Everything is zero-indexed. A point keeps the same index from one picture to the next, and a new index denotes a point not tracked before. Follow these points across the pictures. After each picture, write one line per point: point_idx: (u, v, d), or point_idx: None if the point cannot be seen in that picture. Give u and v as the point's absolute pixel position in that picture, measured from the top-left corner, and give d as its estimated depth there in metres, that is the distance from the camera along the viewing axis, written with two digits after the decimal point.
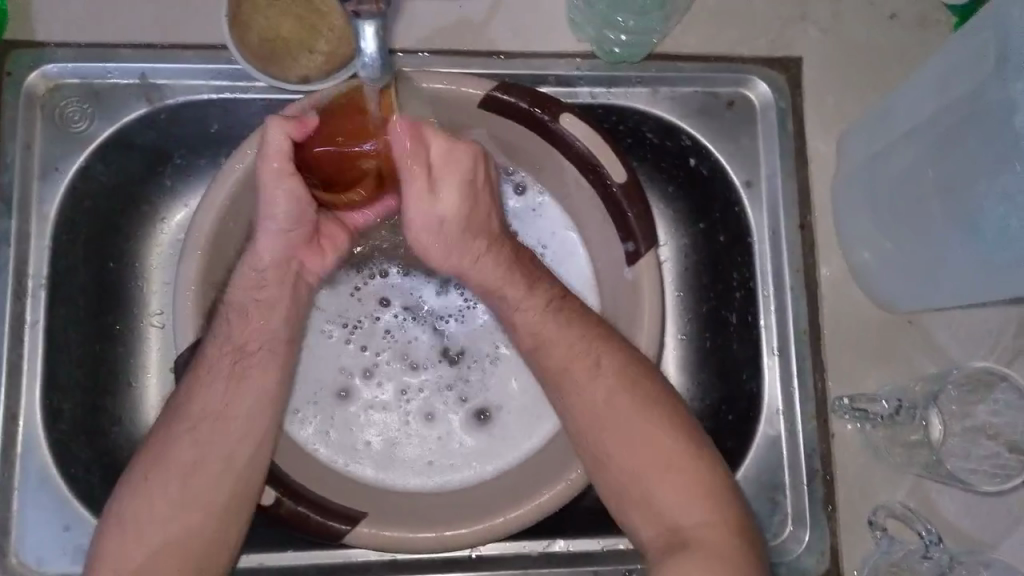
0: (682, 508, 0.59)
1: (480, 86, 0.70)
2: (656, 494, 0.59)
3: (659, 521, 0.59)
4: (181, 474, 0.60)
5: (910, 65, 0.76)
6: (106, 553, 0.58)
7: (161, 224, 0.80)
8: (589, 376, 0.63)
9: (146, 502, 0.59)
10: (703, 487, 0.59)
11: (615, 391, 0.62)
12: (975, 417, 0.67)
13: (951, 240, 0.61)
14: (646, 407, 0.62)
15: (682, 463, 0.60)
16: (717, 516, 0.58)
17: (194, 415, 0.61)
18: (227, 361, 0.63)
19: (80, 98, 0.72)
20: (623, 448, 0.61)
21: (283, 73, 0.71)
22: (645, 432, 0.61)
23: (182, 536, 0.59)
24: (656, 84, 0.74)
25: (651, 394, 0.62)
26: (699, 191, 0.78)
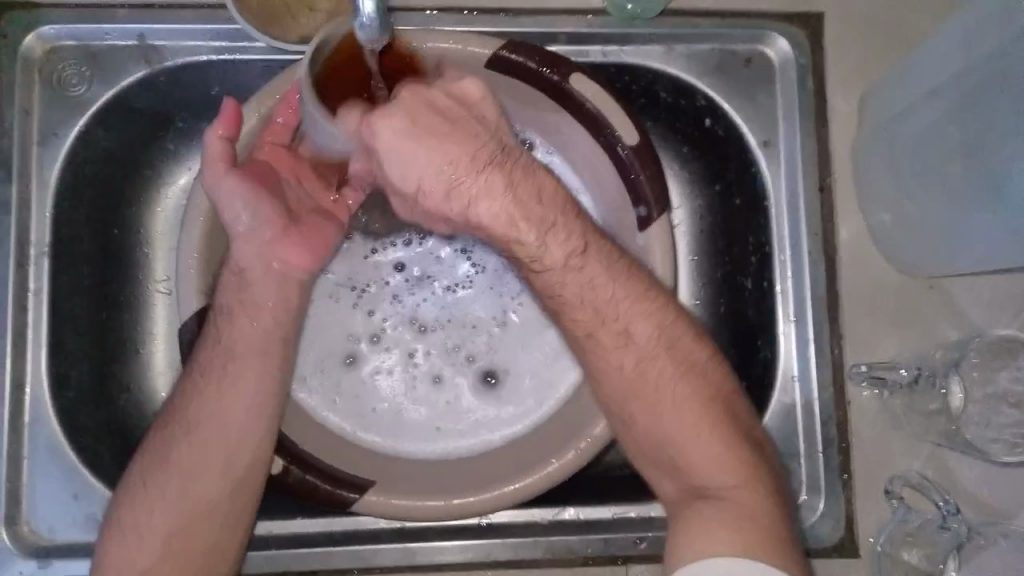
0: (715, 467, 0.57)
1: (486, 45, 0.67)
2: (690, 454, 0.58)
3: (689, 485, 0.57)
4: (179, 478, 0.59)
5: (937, 18, 0.73)
6: (109, 557, 0.58)
7: (163, 189, 0.78)
8: (633, 322, 0.60)
9: (146, 508, 0.59)
10: (736, 447, 0.58)
11: (645, 359, 0.60)
12: (997, 384, 0.64)
13: (976, 205, 0.59)
14: (680, 371, 0.60)
15: (718, 424, 0.58)
16: (746, 475, 0.57)
17: (194, 412, 0.60)
18: (234, 346, 0.61)
19: (78, 61, 0.70)
20: (664, 404, 0.59)
21: (283, 32, 0.69)
22: (672, 398, 0.59)
23: (184, 541, 0.58)
24: (670, 41, 0.72)
25: (685, 358, 0.60)
26: (714, 152, 0.76)
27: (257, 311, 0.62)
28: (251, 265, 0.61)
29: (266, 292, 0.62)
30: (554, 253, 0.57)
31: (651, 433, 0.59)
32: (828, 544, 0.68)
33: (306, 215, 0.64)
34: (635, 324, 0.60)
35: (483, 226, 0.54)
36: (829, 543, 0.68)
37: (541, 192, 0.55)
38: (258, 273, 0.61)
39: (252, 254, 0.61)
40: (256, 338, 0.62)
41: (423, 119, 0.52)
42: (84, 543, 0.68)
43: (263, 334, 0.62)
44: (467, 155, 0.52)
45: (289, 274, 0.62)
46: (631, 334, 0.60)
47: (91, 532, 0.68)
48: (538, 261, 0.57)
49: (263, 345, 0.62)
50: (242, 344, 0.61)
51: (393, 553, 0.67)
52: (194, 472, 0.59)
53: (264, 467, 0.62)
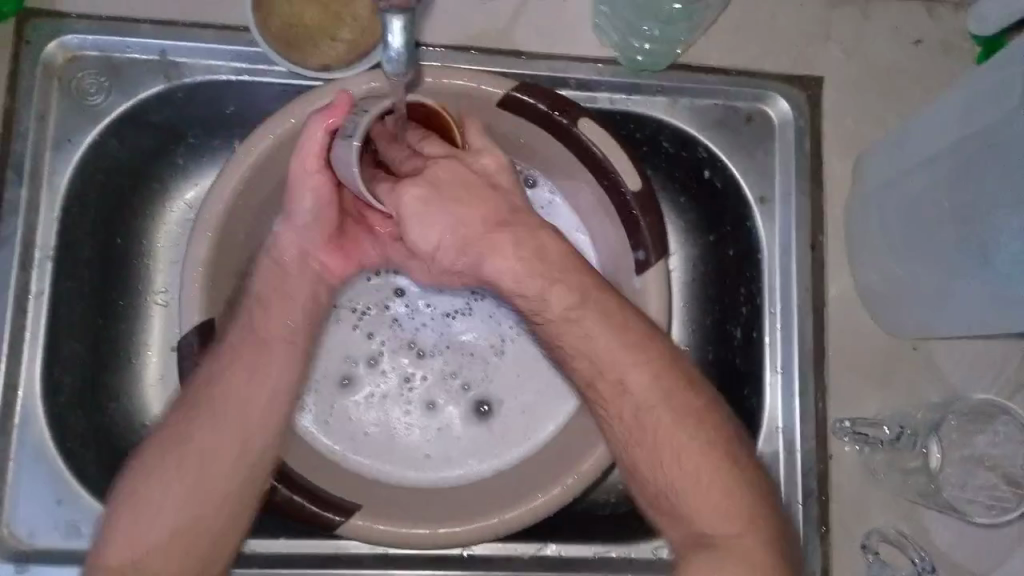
0: (718, 509, 0.58)
1: (499, 85, 0.69)
2: (693, 492, 0.59)
3: (690, 534, 0.59)
4: (199, 461, 0.61)
5: (932, 91, 0.76)
6: (117, 533, 0.59)
7: (171, 202, 0.79)
8: (634, 366, 0.61)
9: (162, 487, 0.60)
10: (736, 500, 0.58)
11: (641, 409, 0.61)
12: (975, 447, 0.66)
13: (965, 272, 0.61)
14: (674, 423, 0.60)
15: (720, 466, 0.59)
16: (744, 531, 0.58)
17: (217, 399, 0.63)
18: (245, 346, 0.65)
19: (98, 71, 0.71)
20: (668, 444, 0.60)
21: (303, 60, 0.71)
22: (670, 449, 0.60)
23: (194, 524, 0.60)
24: (676, 95, 0.74)
25: (682, 408, 0.61)
26: (711, 203, 0.78)
27: (290, 303, 0.67)
28: (290, 258, 0.67)
29: (299, 287, 0.67)
30: (559, 298, 0.62)
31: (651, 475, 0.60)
32: None
33: (351, 225, 0.69)
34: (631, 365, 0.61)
35: (489, 278, 0.64)
36: None
37: (543, 249, 0.64)
38: (295, 267, 0.67)
39: (295, 248, 0.67)
40: (285, 327, 0.66)
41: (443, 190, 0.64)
42: (64, 550, 0.68)
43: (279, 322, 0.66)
44: (480, 222, 0.64)
45: (326, 277, 0.69)
46: (627, 384, 0.61)
47: (73, 539, 0.68)
48: (538, 312, 0.64)
49: (292, 337, 0.66)
50: (274, 333, 0.66)
51: None
52: (215, 458, 0.62)
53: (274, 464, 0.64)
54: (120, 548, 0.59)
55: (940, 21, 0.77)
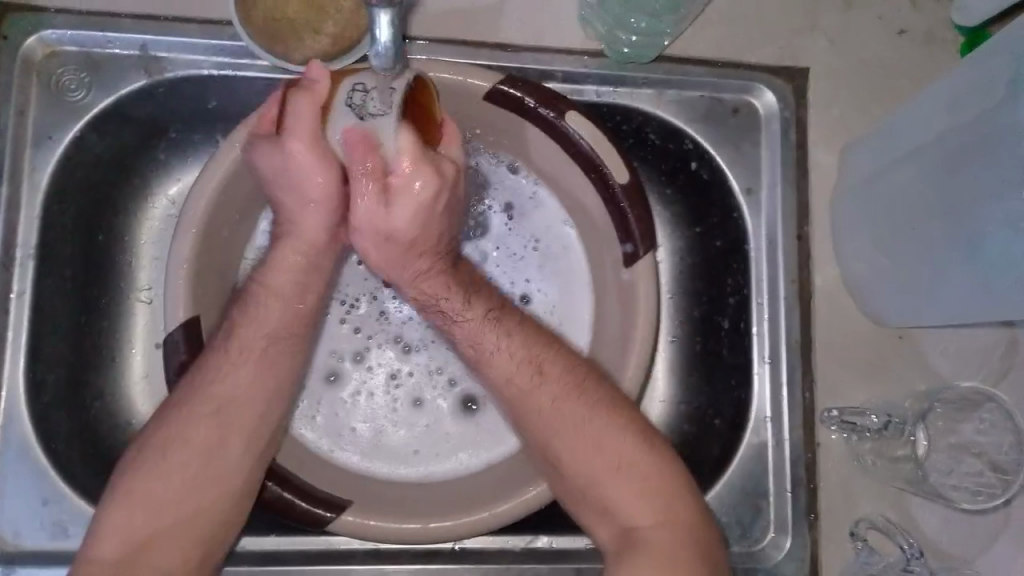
0: (642, 505, 0.60)
1: (486, 78, 0.69)
2: (614, 497, 0.61)
3: (615, 525, 0.60)
4: (201, 451, 0.61)
5: (916, 81, 0.77)
6: (110, 526, 0.58)
7: (154, 198, 0.78)
8: (543, 386, 0.63)
9: (159, 476, 0.59)
10: (657, 482, 0.61)
11: (562, 397, 0.63)
12: (961, 434, 0.67)
13: (951, 262, 0.62)
14: (589, 412, 0.62)
15: (643, 471, 0.61)
16: (670, 513, 0.60)
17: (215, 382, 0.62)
18: (256, 347, 0.63)
19: (78, 66, 0.70)
20: (583, 451, 0.61)
21: (288, 53, 0.70)
22: (588, 439, 0.61)
23: (192, 513, 0.60)
24: (662, 87, 0.74)
25: (589, 401, 0.63)
26: (698, 194, 0.77)
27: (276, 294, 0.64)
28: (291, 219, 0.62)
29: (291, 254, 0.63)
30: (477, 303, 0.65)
31: (568, 475, 0.62)
32: None
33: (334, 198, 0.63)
34: (538, 394, 0.63)
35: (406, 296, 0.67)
36: None
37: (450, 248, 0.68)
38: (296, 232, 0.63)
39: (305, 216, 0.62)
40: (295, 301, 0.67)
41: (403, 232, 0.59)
42: (51, 550, 0.67)
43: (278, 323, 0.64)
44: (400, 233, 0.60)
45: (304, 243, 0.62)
46: (546, 373, 0.63)
47: (60, 540, 0.68)
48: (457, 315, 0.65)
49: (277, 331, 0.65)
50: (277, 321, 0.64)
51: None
52: (218, 447, 0.61)
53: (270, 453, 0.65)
54: (113, 542, 0.57)
55: (925, 12, 0.77)
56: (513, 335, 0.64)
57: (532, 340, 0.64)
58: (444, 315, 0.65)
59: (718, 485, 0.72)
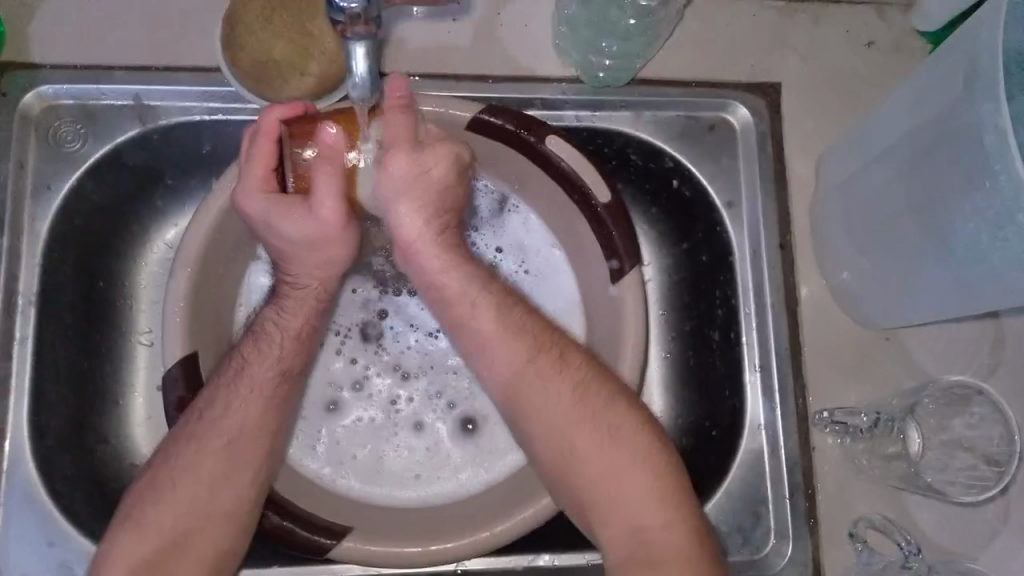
0: (648, 512, 0.60)
1: (468, 108, 0.72)
2: (623, 495, 0.60)
3: (623, 529, 0.60)
4: (207, 481, 0.62)
5: (885, 89, 0.79)
6: (117, 555, 0.58)
7: (151, 243, 0.81)
8: (559, 378, 0.63)
9: (166, 507, 0.60)
10: (666, 488, 0.60)
11: (580, 388, 0.63)
12: (952, 431, 0.68)
13: (928, 258, 0.63)
14: (606, 410, 0.63)
15: (655, 474, 0.61)
16: (677, 519, 0.60)
17: (223, 415, 0.63)
18: (267, 386, 0.65)
19: (74, 118, 0.73)
20: (592, 451, 0.62)
21: (276, 94, 0.73)
22: (608, 432, 0.62)
23: (197, 542, 0.60)
24: (640, 109, 0.77)
25: (605, 398, 0.63)
26: (682, 213, 0.80)
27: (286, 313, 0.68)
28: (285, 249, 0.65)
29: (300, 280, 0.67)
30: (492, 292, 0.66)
31: (576, 475, 0.62)
32: None
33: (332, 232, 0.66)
34: (558, 381, 0.63)
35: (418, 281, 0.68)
36: None
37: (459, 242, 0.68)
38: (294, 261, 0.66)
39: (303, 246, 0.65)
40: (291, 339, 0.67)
41: (435, 176, 0.64)
42: None
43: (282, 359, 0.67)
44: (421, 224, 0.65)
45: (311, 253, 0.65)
46: (566, 362, 0.64)
47: None
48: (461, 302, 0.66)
49: None
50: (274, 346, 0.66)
51: None
52: (225, 478, 0.62)
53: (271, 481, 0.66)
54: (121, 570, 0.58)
55: (889, 23, 0.80)
56: (527, 327, 0.65)
57: (547, 333, 0.65)
58: (466, 300, 0.65)
59: (717, 494, 0.72)
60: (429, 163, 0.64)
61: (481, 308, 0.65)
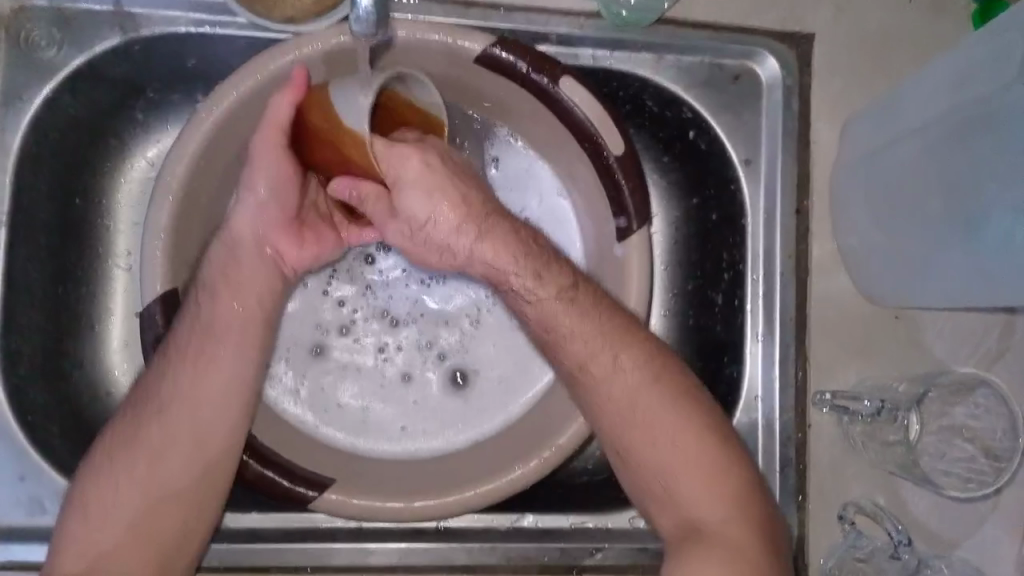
0: (708, 505, 0.60)
1: (477, 40, 0.66)
2: (681, 491, 0.60)
3: (685, 522, 0.60)
4: (150, 458, 0.60)
5: (925, 49, 0.74)
6: (70, 537, 0.58)
7: (132, 160, 0.76)
8: (614, 377, 0.62)
9: (117, 491, 0.59)
10: (725, 484, 0.60)
11: (636, 386, 0.62)
12: (953, 417, 0.67)
13: (955, 247, 0.60)
14: (665, 406, 0.62)
15: (713, 469, 0.60)
16: (738, 513, 0.59)
17: (162, 392, 0.61)
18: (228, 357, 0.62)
19: (48, 23, 0.67)
20: (646, 448, 0.61)
21: (267, 11, 0.67)
22: (661, 429, 0.61)
23: (151, 523, 0.59)
24: (661, 51, 0.71)
25: (664, 395, 0.62)
26: (695, 166, 0.76)
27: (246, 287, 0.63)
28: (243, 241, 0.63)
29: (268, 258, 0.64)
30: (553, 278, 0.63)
31: (637, 471, 0.62)
32: None
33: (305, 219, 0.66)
34: (614, 380, 0.62)
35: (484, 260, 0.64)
36: None
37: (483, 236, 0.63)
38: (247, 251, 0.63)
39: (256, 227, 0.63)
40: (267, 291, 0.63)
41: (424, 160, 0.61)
42: (27, 526, 0.66)
43: (241, 334, 0.63)
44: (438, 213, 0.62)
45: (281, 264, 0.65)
46: (620, 361, 0.62)
47: (38, 515, 0.66)
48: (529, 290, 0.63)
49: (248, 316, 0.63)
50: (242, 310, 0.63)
51: (345, 554, 0.66)
52: (166, 453, 0.60)
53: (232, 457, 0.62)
54: (75, 551, 0.57)
55: None
56: (593, 313, 0.63)
57: (606, 318, 0.63)
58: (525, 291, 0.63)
59: None
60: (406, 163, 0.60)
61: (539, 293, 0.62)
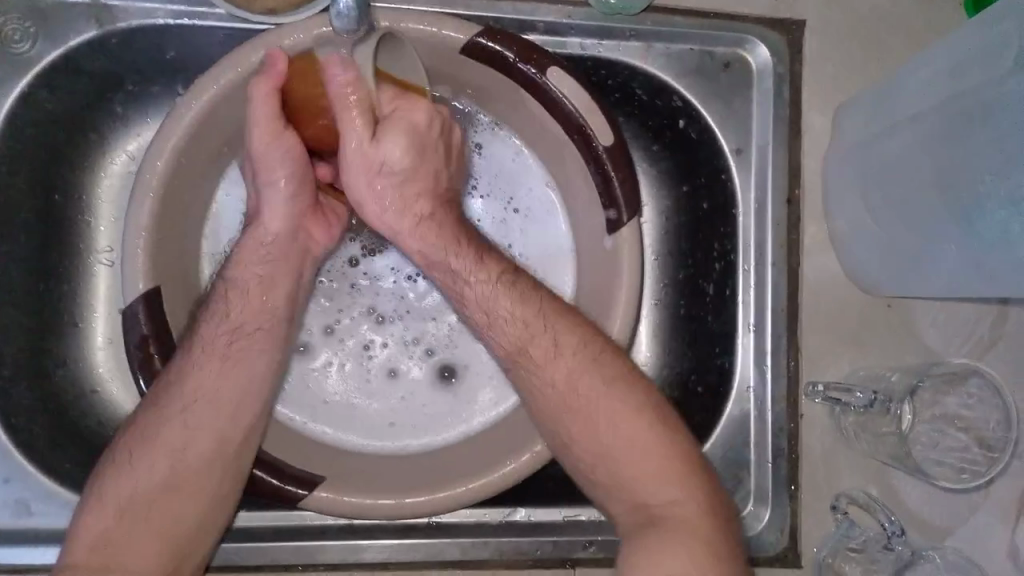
0: (654, 486, 0.56)
1: (463, 30, 0.65)
2: (629, 476, 0.57)
3: (631, 505, 0.56)
4: (169, 450, 0.58)
5: (916, 35, 0.73)
6: (84, 530, 0.55)
7: (113, 154, 0.74)
8: (551, 363, 0.59)
9: (134, 484, 0.57)
10: (668, 466, 0.56)
11: (575, 372, 0.59)
12: (946, 406, 0.66)
13: (947, 237, 0.60)
14: (606, 391, 0.58)
15: (657, 449, 0.57)
16: (686, 494, 0.56)
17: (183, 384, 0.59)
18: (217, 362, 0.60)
19: (23, 16, 0.65)
20: (587, 431, 0.58)
21: (247, 3, 0.65)
22: (602, 413, 0.58)
23: (169, 519, 0.57)
24: (651, 38, 0.70)
25: (604, 378, 0.59)
26: (685, 155, 0.75)
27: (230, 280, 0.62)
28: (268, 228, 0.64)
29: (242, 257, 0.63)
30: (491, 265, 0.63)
31: (580, 456, 0.58)
32: (774, 551, 0.69)
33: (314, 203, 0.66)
34: (554, 364, 0.59)
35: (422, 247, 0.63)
36: (775, 550, 0.69)
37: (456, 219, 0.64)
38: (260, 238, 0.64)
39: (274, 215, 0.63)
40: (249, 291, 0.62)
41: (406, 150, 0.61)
42: (13, 529, 0.65)
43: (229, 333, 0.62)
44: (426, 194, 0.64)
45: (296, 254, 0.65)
46: (560, 346, 0.60)
47: (24, 518, 0.65)
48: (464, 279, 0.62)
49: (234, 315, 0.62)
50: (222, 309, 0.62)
51: (338, 552, 0.66)
52: (186, 446, 0.58)
53: (248, 455, 0.62)
54: (88, 547, 0.55)
55: None
56: (528, 303, 0.61)
57: (538, 307, 0.61)
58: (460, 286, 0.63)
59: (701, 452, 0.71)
60: (388, 151, 0.60)
61: (477, 286, 0.62)
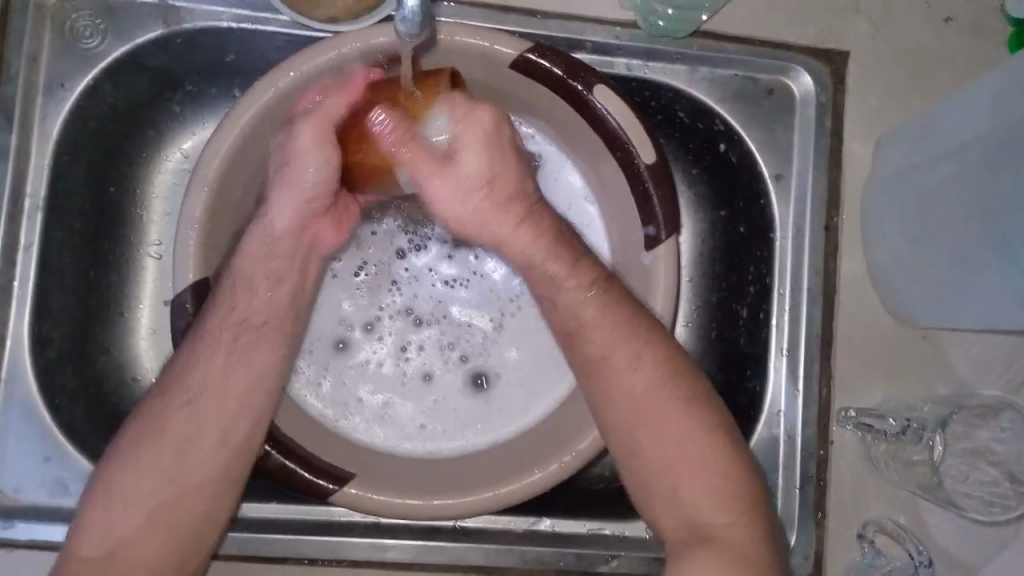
0: (712, 515, 0.56)
1: (514, 45, 0.66)
2: (689, 498, 0.57)
3: (687, 531, 0.57)
4: (173, 450, 0.58)
5: (960, 70, 0.74)
6: (90, 524, 0.56)
7: (167, 152, 0.77)
8: (625, 373, 0.59)
9: (136, 477, 0.57)
10: (731, 494, 0.57)
11: (653, 386, 0.59)
12: (977, 439, 0.66)
13: (984, 273, 0.60)
14: (681, 407, 0.58)
15: (722, 476, 0.57)
16: (744, 528, 0.56)
17: (190, 386, 0.59)
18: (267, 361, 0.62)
19: (93, 12, 0.68)
20: (655, 446, 0.58)
21: (310, 10, 0.68)
22: (677, 430, 0.58)
23: (172, 516, 0.57)
24: (696, 63, 0.72)
25: (682, 397, 0.59)
26: (723, 178, 0.76)
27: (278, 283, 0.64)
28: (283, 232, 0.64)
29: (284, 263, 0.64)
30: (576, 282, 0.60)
31: (644, 472, 0.58)
32: None
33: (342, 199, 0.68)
34: (630, 376, 0.59)
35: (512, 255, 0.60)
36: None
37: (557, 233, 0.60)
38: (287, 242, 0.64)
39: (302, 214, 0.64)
40: None
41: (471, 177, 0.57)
42: (48, 507, 0.67)
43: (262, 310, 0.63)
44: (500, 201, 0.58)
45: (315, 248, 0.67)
46: (641, 358, 0.59)
47: (59, 497, 0.67)
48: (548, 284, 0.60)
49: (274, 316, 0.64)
50: (258, 313, 0.62)
51: (364, 548, 0.66)
52: (191, 439, 0.58)
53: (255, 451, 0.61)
54: (95, 543, 0.55)
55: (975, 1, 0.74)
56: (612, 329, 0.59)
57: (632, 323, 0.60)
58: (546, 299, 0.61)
59: None
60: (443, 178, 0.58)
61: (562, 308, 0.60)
